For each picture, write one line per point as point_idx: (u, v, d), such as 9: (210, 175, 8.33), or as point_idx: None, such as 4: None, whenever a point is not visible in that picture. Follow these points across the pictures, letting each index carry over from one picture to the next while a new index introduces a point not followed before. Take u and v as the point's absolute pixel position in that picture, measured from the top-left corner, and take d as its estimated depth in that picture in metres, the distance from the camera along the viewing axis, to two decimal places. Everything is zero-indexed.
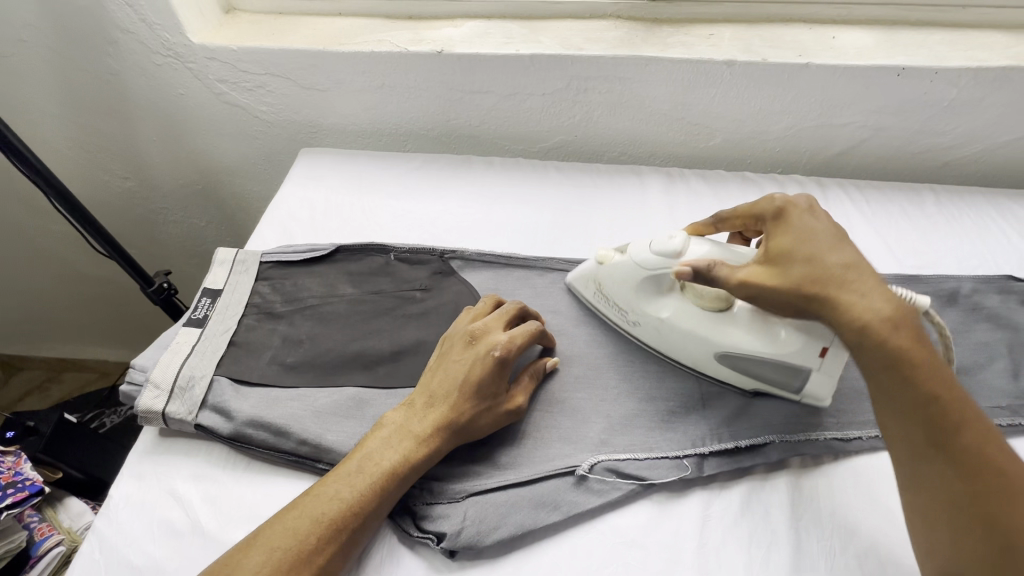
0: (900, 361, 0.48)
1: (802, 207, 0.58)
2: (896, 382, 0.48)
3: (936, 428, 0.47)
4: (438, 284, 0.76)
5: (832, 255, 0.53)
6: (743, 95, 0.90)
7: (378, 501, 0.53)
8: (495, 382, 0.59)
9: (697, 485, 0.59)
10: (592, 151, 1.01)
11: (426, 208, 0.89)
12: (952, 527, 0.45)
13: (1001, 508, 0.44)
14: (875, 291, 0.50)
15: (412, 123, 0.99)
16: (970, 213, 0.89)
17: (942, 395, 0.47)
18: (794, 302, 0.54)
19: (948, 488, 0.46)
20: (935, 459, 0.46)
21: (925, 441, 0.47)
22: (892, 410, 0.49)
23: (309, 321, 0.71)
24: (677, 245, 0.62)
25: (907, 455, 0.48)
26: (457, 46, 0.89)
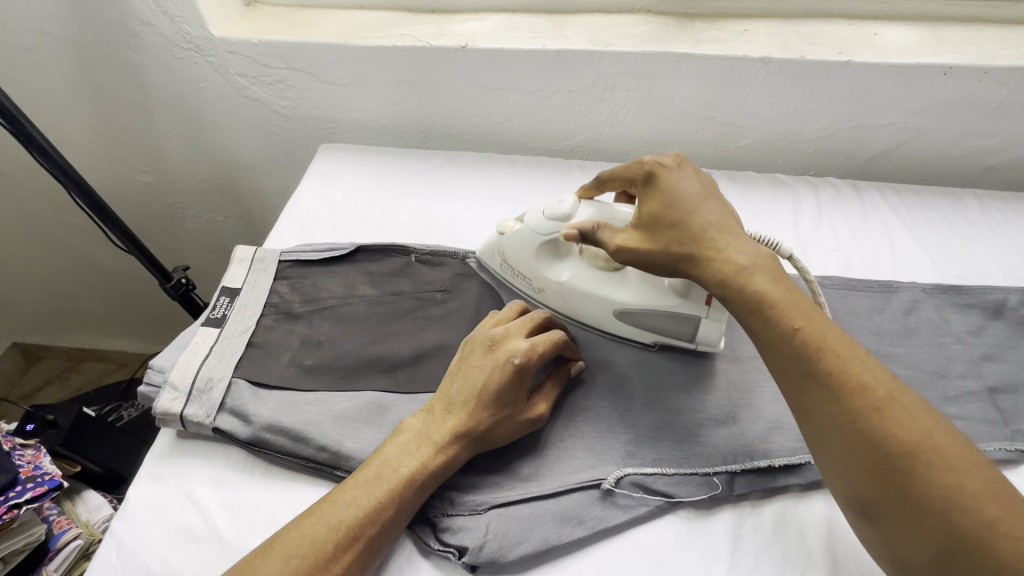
0: (759, 298, 0.51)
1: (668, 167, 0.61)
2: (760, 320, 0.51)
3: (803, 355, 0.48)
4: (458, 286, 0.75)
5: (697, 214, 0.57)
6: (777, 95, 0.87)
7: (396, 510, 0.52)
8: (514, 390, 0.57)
9: (726, 504, 0.57)
10: (618, 151, 0.98)
11: (446, 208, 0.87)
12: (835, 450, 0.45)
13: (869, 418, 0.44)
14: (736, 244, 0.54)
15: (433, 120, 0.97)
16: (1016, 220, 0.85)
17: (802, 323, 0.49)
18: (666, 263, 0.57)
19: (823, 412, 0.46)
20: (807, 385, 0.47)
21: (793, 369, 0.48)
22: (766, 349, 0.50)
23: (329, 322, 0.70)
24: (566, 209, 0.65)
25: (785, 390, 0.49)
26: (481, 41, 0.87)
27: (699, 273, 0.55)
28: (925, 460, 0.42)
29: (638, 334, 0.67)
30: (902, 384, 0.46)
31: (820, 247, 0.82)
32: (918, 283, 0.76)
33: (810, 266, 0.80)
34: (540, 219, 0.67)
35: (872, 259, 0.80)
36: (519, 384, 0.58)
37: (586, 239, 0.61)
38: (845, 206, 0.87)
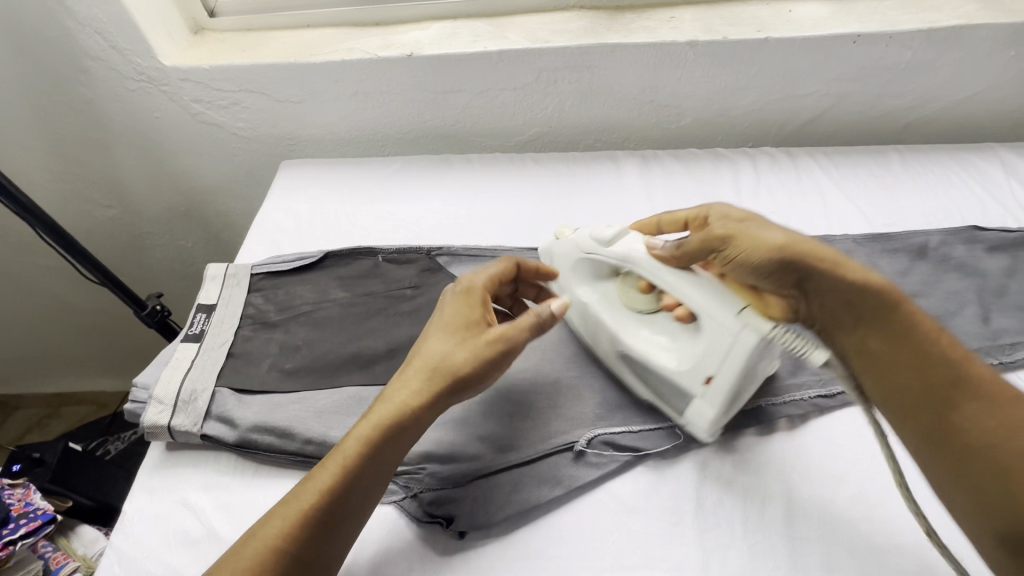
0: (885, 319, 0.52)
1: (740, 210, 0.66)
2: (904, 331, 0.51)
3: (952, 371, 0.49)
4: (426, 280, 0.79)
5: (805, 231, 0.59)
6: (708, 75, 0.93)
7: (369, 457, 0.51)
8: (473, 319, 0.59)
9: (690, 450, 0.62)
10: (568, 141, 1.03)
11: (409, 209, 0.91)
12: (993, 465, 0.45)
13: None
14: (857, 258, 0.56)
15: (388, 128, 1.01)
16: (934, 170, 0.92)
17: (932, 346, 0.51)
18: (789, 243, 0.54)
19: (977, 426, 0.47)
20: (942, 411, 0.49)
21: (940, 381, 0.49)
22: (908, 360, 0.51)
23: (305, 327, 0.73)
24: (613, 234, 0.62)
25: (929, 405, 0.50)
26: (426, 48, 0.91)
27: (811, 287, 0.53)
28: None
29: (638, 388, 0.65)
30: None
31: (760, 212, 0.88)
32: (849, 235, 0.83)
33: None
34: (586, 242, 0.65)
35: (808, 217, 0.87)
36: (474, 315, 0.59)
37: (666, 252, 0.58)
38: (781, 172, 0.94)
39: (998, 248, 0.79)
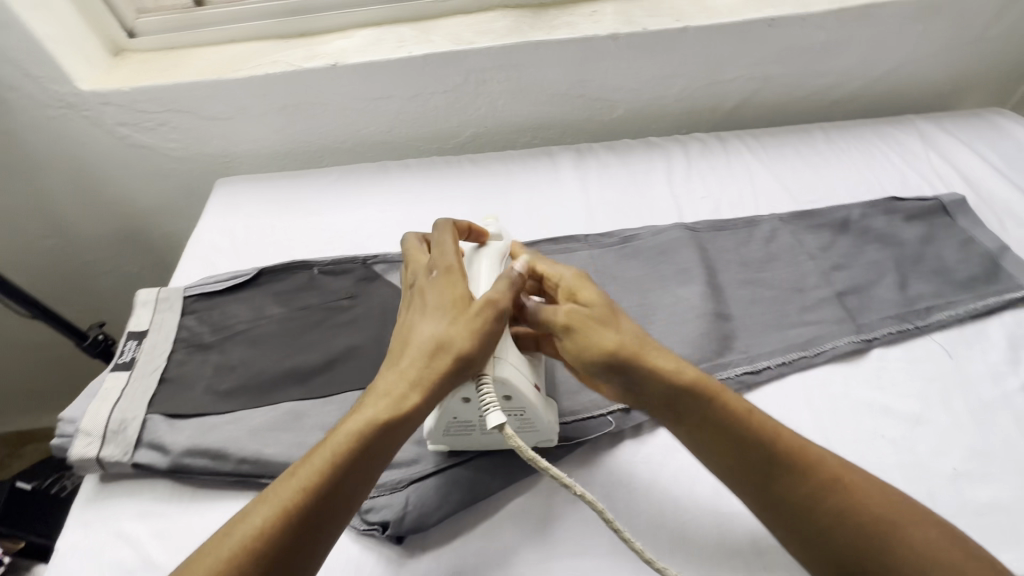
0: (712, 414, 0.52)
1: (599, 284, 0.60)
2: (727, 408, 0.52)
3: (766, 440, 0.51)
4: (363, 290, 0.79)
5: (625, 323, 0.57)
6: (633, 66, 0.94)
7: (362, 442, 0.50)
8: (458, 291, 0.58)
9: (623, 437, 0.64)
10: (504, 139, 1.04)
11: (346, 219, 0.90)
12: (803, 527, 0.48)
13: (843, 495, 0.48)
14: (662, 350, 0.56)
15: (323, 139, 1.00)
16: (856, 145, 0.95)
17: (781, 433, 0.51)
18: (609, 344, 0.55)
19: (797, 491, 0.49)
20: (805, 500, 0.48)
21: (763, 453, 0.50)
22: (723, 434, 0.52)
23: (240, 347, 0.73)
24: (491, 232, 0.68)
25: (742, 472, 0.51)
26: (351, 57, 0.90)
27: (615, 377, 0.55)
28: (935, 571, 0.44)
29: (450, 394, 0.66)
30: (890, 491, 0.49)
31: (692, 197, 0.90)
32: (777, 214, 0.85)
33: (685, 215, 0.88)
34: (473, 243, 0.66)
35: (738, 199, 0.89)
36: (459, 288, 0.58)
37: (540, 298, 0.58)
38: (712, 156, 0.96)
39: (916, 216, 0.82)
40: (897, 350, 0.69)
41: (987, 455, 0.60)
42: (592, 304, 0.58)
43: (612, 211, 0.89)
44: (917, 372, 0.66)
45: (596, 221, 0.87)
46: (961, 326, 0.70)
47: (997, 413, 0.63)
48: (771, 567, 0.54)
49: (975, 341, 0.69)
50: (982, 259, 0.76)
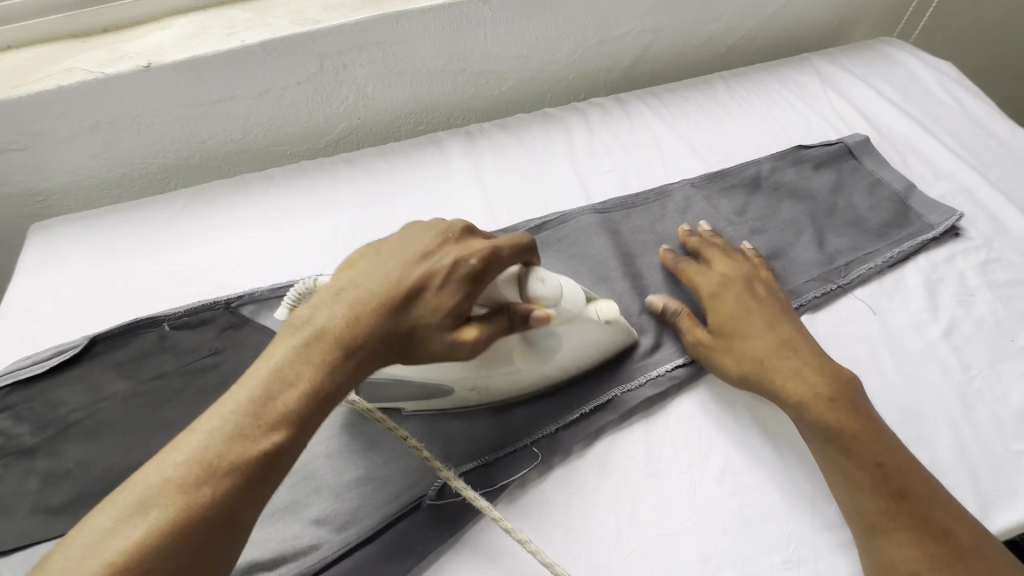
0: (840, 436, 0.52)
1: (749, 288, 0.63)
2: (842, 454, 0.51)
3: (885, 493, 0.49)
4: (231, 341, 0.65)
5: (765, 337, 0.58)
6: (514, 30, 0.83)
7: (292, 433, 0.41)
8: (454, 301, 0.46)
9: (553, 467, 0.57)
10: (384, 130, 0.91)
11: (203, 253, 0.75)
12: None
13: (954, 568, 0.46)
14: (809, 372, 0.55)
15: (161, 157, 0.83)
16: (757, 93, 0.90)
17: (884, 459, 0.51)
18: (747, 369, 0.57)
19: (914, 561, 0.47)
20: (890, 522, 0.48)
21: (874, 507, 0.49)
22: (846, 483, 0.51)
23: (75, 443, 0.58)
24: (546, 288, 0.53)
25: (861, 529, 0.50)
26: (168, 53, 0.73)
27: (768, 387, 0.56)
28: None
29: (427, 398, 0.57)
30: (982, 530, 0.49)
31: (598, 173, 0.82)
32: (687, 179, 0.79)
33: (593, 194, 0.80)
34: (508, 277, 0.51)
35: (646, 168, 0.82)
36: (698, 283, 0.64)
37: (675, 307, 0.64)
38: (614, 122, 0.88)
39: (824, 163, 0.78)
40: (823, 314, 0.65)
41: (920, 414, 0.57)
42: (723, 323, 0.60)
43: (515, 200, 0.79)
44: (844, 335, 0.63)
45: (498, 215, 0.77)
46: (879, 277, 0.68)
47: (923, 366, 0.61)
48: None
49: (894, 291, 0.66)
50: (890, 202, 0.74)
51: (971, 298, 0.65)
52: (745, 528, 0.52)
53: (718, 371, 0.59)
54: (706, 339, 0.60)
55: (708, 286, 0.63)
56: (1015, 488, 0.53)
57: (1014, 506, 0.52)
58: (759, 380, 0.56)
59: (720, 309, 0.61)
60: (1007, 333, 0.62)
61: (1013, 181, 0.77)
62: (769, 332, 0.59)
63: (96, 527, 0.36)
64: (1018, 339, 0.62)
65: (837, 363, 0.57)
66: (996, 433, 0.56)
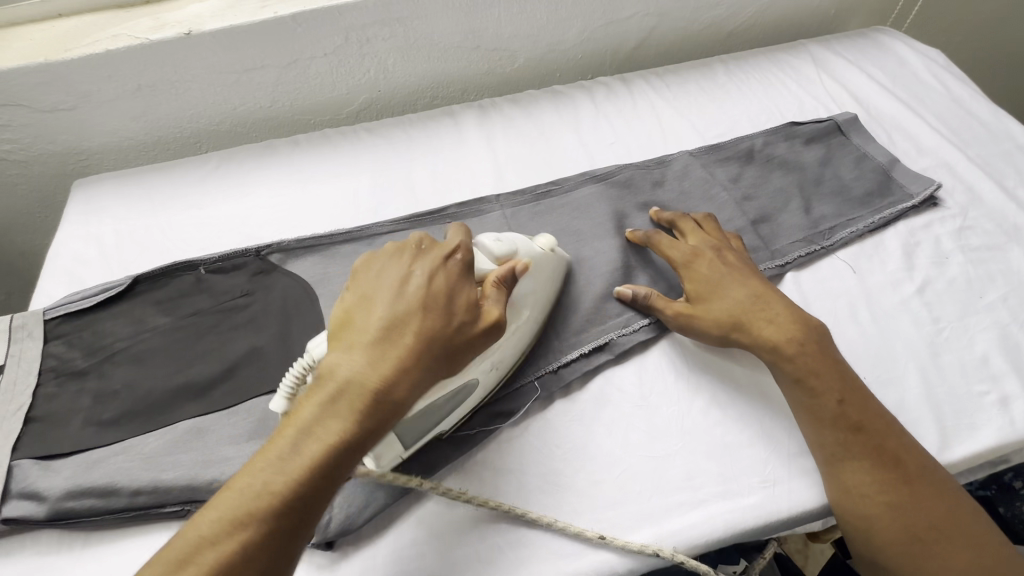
0: (808, 375, 0.57)
1: (710, 254, 0.67)
2: (808, 392, 0.57)
3: (844, 426, 0.55)
4: (261, 285, 0.71)
5: (743, 293, 0.63)
6: (526, 10, 0.89)
7: (322, 481, 0.45)
8: (467, 293, 0.52)
9: (555, 399, 0.62)
10: (402, 102, 0.97)
11: (233, 208, 0.81)
12: (867, 516, 0.52)
13: (902, 490, 0.52)
14: (782, 320, 0.61)
15: (195, 121, 0.89)
16: (754, 75, 0.96)
17: (845, 396, 0.56)
18: (727, 322, 0.62)
19: (866, 484, 0.53)
20: (848, 452, 0.54)
21: (837, 440, 0.54)
22: (812, 420, 0.56)
23: (121, 367, 0.64)
24: (505, 243, 0.59)
25: (823, 458, 0.55)
26: (207, 22, 0.79)
27: (747, 341, 0.61)
28: (949, 525, 0.51)
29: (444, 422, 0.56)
30: (931, 458, 0.54)
31: (602, 144, 0.87)
32: (686, 151, 0.84)
33: (596, 163, 0.85)
34: (470, 248, 0.59)
35: (646, 142, 0.87)
36: (672, 255, 0.68)
37: (645, 292, 0.65)
38: (618, 100, 0.93)
39: (814, 139, 0.84)
40: (807, 272, 0.70)
41: (891, 359, 0.63)
42: (699, 287, 0.65)
43: (523, 167, 0.85)
44: (826, 290, 0.68)
45: (507, 179, 0.83)
46: (861, 241, 0.73)
47: (897, 317, 0.66)
48: (706, 500, 0.55)
49: (874, 253, 0.71)
50: (875, 174, 0.79)
51: (944, 260, 0.70)
52: (726, 453, 0.58)
53: (698, 338, 0.63)
54: (688, 309, 0.64)
55: (681, 253, 0.67)
56: (974, 423, 0.58)
57: (971, 438, 0.57)
58: (739, 330, 0.61)
59: (695, 275, 0.66)
60: (976, 291, 0.68)
61: (992, 158, 0.82)
62: (739, 281, 0.64)
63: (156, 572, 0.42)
64: (985, 296, 0.67)
65: (811, 316, 0.62)
66: (959, 376, 0.61)
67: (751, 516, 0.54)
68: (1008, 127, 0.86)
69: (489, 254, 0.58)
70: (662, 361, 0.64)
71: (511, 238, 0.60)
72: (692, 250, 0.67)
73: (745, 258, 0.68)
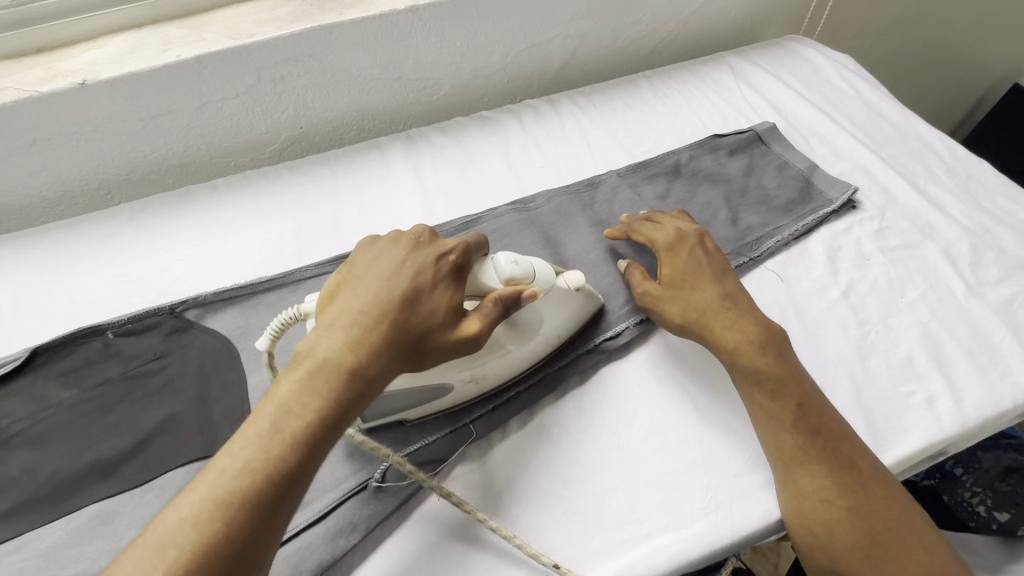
0: (768, 379, 0.57)
1: (693, 242, 0.67)
2: (769, 394, 0.56)
3: (804, 429, 0.54)
4: (177, 345, 0.67)
5: (711, 290, 0.63)
6: (445, 39, 0.88)
7: (302, 461, 0.45)
8: (451, 294, 0.52)
9: (493, 441, 0.60)
10: (327, 138, 0.94)
11: (147, 263, 0.76)
12: (826, 523, 0.51)
13: (859, 494, 0.52)
14: (744, 323, 0.60)
15: (103, 172, 0.84)
16: (676, 89, 0.97)
17: (804, 400, 0.56)
18: (689, 317, 0.62)
19: (824, 489, 0.52)
20: (806, 457, 0.53)
21: (798, 444, 0.54)
22: (770, 422, 0.56)
23: (17, 452, 0.58)
24: (521, 270, 0.55)
25: (781, 466, 0.54)
26: (104, 70, 0.75)
27: (707, 334, 0.61)
28: (903, 530, 0.51)
29: (418, 410, 0.58)
30: (882, 463, 0.55)
31: (532, 168, 0.87)
32: (615, 170, 0.84)
33: (527, 188, 0.84)
34: (483, 261, 0.56)
35: (576, 163, 0.87)
36: (654, 238, 0.69)
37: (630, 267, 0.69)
38: (546, 122, 0.93)
39: (737, 150, 0.85)
40: None
41: (822, 366, 0.63)
42: (674, 270, 0.65)
43: (454, 197, 0.83)
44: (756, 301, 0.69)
45: (437, 211, 0.81)
46: (787, 249, 0.74)
47: (825, 324, 0.67)
48: (651, 533, 0.54)
49: (799, 260, 0.73)
50: (796, 181, 0.81)
51: (866, 262, 0.72)
52: (668, 480, 0.57)
53: (661, 317, 0.64)
54: (655, 290, 0.65)
55: (664, 238, 0.68)
56: (904, 425, 0.59)
57: (902, 441, 0.58)
58: (703, 325, 0.61)
59: (673, 259, 0.66)
60: (897, 290, 0.69)
61: (903, 158, 0.85)
62: (714, 279, 0.64)
63: (124, 570, 0.40)
64: (906, 295, 0.69)
65: (772, 322, 0.62)
66: (887, 379, 0.62)
67: (696, 544, 0.53)
68: (915, 126, 0.90)
69: (501, 275, 0.55)
70: (600, 388, 0.63)
71: (530, 262, 0.57)
72: (677, 237, 0.67)
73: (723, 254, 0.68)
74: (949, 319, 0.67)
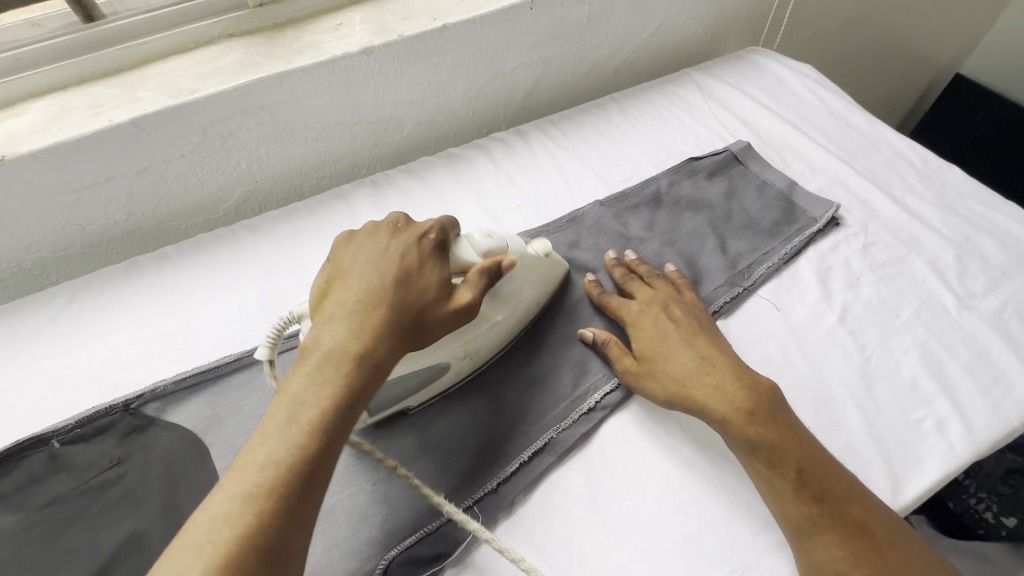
0: (762, 447, 0.53)
1: (657, 311, 0.65)
2: (767, 463, 0.53)
3: (807, 498, 0.51)
4: (135, 447, 0.60)
5: (687, 357, 0.60)
6: (404, 78, 0.83)
7: (327, 441, 0.44)
8: (439, 270, 0.55)
9: (501, 519, 0.55)
10: (286, 189, 0.88)
11: (94, 351, 0.69)
12: None
13: (876, 562, 0.49)
14: (727, 385, 0.57)
15: (35, 252, 0.75)
16: (646, 111, 0.95)
17: (803, 465, 0.52)
18: (672, 393, 0.59)
19: (841, 563, 0.49)
20: (817, 527, 0.50)
21: (803, 514, 0.51)
22: (773, 492, 0.53)
23: None
24: (495, 242, 0.61)
25: (793, 536, 0.51)
26: (26, 142, 0.67)
27: (693, 408, 0.57)
28: None
29: (418, 396, 0.60)
30: (898, 517, 0.52)
31: (508, 207, 0.83)
32: (595, 203, 0.81)
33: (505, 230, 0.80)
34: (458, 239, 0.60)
35: (553, 197, 0.84)
36: (621, 309, 0.67)
37: (605, 337, 0.66)
38: (517, 155, 0.89)
39: (715, 173, 0.83)
40: (735, 318, 0.68)
41: (831, 400, 0.61)
42: (648, 342, 0.63)
43: None
44: (755, 335, 0.66)
45: None
46: (778, 274, 0.72)
47: (827, 353, 0.65)
48: None
49: (792, 286, 0.71)
50: (778, 201, 0.79)
51: (857, 282, 0.71)
52: (689, 545, 0.53)
53: (647, 396, 0.60)
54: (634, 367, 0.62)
55: (631, 308, 0.66)
56: (919, 456, 0.58)
57: (920, 473, 0.56)
58: (687, 400, 0.58)
59: (643, 333, 0.64)
60: (892, 310, 0.68)
61: (878, 169, 0.85)
62: (687, 345, 0.61)
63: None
64: (901, 314, 0.68)
65: (759, 375, 0.59)
66: (896, 407, 0.61)
67: None
68: (883, 134, 0.90)
69: (478, 248, 0.59)
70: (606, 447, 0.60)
71: (500, 235, 0.62)
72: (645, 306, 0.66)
73: (697, 313, 0.66)
74: (946, 336, 0.66)
